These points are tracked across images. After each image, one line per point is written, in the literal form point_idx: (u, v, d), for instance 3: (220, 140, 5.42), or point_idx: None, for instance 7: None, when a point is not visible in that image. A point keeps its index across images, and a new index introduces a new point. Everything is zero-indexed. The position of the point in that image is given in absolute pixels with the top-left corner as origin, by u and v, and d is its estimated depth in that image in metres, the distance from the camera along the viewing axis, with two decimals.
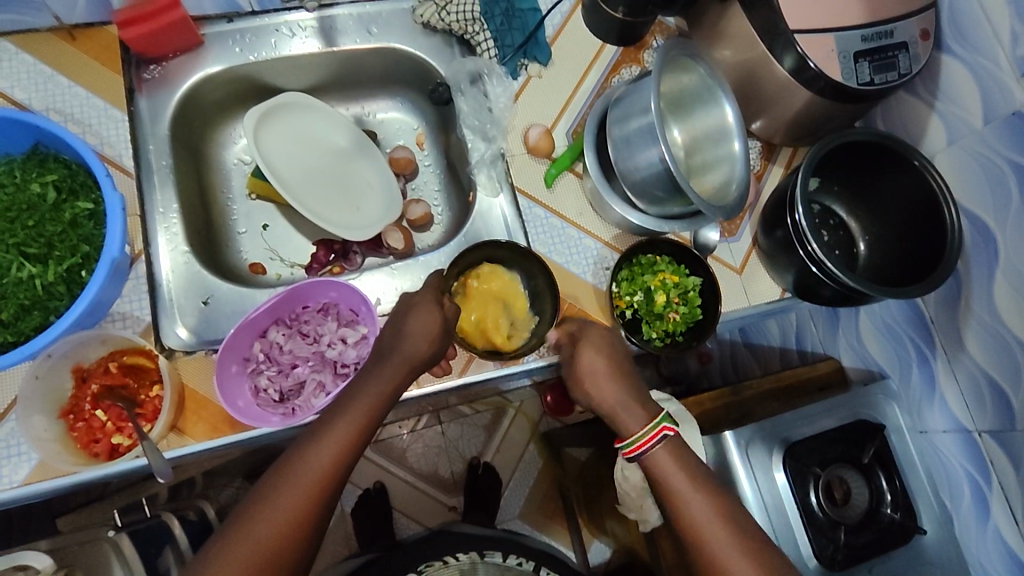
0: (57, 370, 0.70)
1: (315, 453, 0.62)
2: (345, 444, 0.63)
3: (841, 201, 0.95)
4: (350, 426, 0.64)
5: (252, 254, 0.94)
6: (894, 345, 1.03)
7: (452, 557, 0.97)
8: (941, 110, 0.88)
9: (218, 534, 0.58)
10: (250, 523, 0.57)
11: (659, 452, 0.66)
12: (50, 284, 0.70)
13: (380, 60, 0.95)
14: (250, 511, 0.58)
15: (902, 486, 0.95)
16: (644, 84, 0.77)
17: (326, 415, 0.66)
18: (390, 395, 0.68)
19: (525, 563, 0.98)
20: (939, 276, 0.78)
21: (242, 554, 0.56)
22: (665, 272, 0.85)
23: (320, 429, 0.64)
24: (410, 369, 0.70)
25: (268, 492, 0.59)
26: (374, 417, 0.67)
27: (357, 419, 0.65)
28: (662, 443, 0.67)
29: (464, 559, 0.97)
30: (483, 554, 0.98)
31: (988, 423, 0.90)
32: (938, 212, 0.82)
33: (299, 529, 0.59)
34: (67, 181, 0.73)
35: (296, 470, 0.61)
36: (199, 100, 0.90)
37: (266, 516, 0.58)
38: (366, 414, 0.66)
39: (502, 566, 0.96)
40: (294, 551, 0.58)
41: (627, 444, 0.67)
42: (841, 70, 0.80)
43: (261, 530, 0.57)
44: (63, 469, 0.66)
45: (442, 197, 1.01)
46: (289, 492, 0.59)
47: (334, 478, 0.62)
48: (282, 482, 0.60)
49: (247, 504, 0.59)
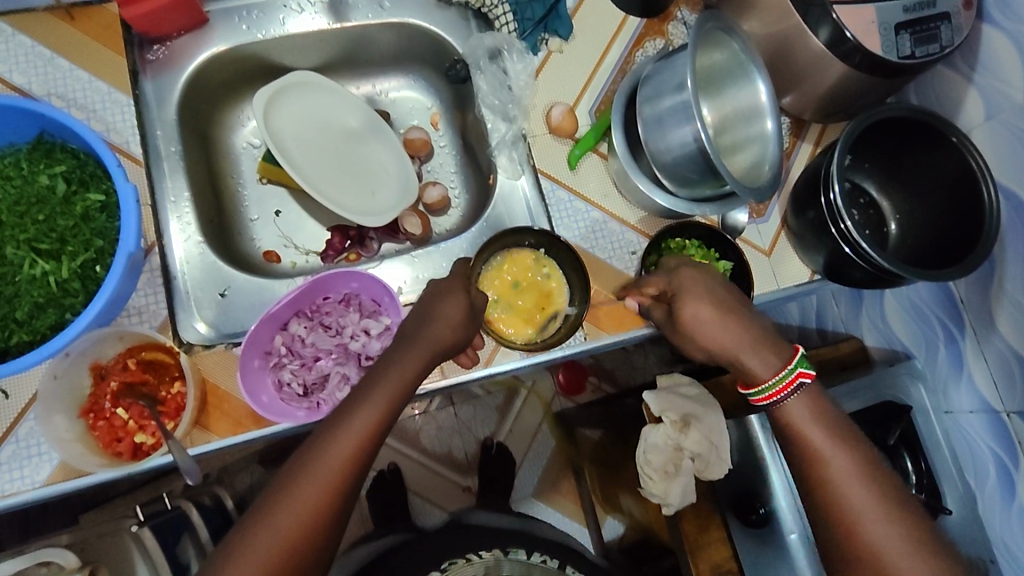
0: (75, 369, 0.68)
1: (331, 449, 0.59)
2: (364, 434, 0.60)
3: (872, 178, 0.92)
4: (368, 416, 0.61)
5: (265, 241, 0.91)
6: (921, 324, 1.01)
7: (475, 554, 0.92)
8: (979, 83, 0.84)
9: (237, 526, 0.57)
10: (268, 514, 0.56)
11: (793, 405, 0.67)
12: (65, 281, 0.67)
13: (392, 36, 0.91)
14: (265, 506, 0.57)
15: (927, 468, 0.95)
16: (676, 60, 0.74)
17: (341, 409, 0.63)
18: (407, 388, 0.65)
19: (550, 560, 0.94)
20: (975, 258, 0.75)
21: (259, 550, 0.55)
22: (693, 257, 0.82)
23: (335, 425, 0.61)
24: (437, 353, 0.68)
25: (285, 487, 0.57)
26: (396, 405, 0.64)
27: (374, 413, 0.62)
28: (796, 393, 0.67)
29: (487, 556, 0.92)
30: (507, 551, 0.93)
31: (1017, 404, 0.88)
32: (976, 191, 0.79)
33: (315, 526, 0.57)
34: (76, 171, 0.69)
35: (312, 464, 0.58)
36: (206, 82, 0.86)
37: (282, 510, 0.56)
38: (383, 408, 0.62)
39: (527, 563, 0.92)
40: (310, 548, 0.56)
41: (760, 391, 0.68)
42: (880, 43, 0.77)
43: (279, 522, 0.56)
44: (86, 469, 0.65)
45: (459, 179, 0.97)
46: (305, 487, 0.57)
47: (353, 470, 0.59)
48: (300, 473, 0.58)
49: (265, 498, 0.58)
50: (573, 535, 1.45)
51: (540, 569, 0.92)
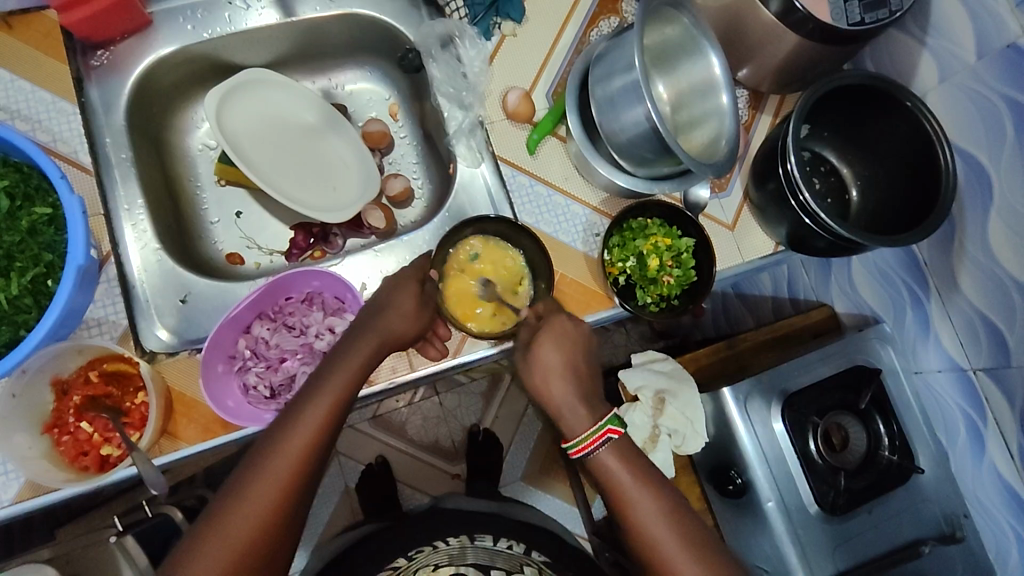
0: (35, 386, 0.68)
1: (287, 444, 0.58)
2: (319, 424, 0.60)
3: (831, 146, 0.93)
4: (324, 406, 0.61)
5: (227, 243, 0.90)
6: (888, 290, 1.02)
7: (442, 541, 0.94)
8: (932, 46, 0.85)
9: (186, 540, 0.55)
10: (226, 516, 0.55)
11: (602, 457, 0.64)
12: (16, 298, 0.66)
13: (343, 27, 0.89)
14: (216, 515, 0.55)
15: (899, 429, 0.96)
16: (626, 39, 0.73)
17: (287, 414, 0.61)
18: (356, 383, 0.65)
19: (515, 546, 0.95)
20: (933, 221, 0.76)
21: (213, 553, 0.54)
22: (657, 235, 0.83)
23: (284, 426, 0.60)
24: (384, 343, 0.68)
25: (235, 495, 0.56)
26: (349, 394, 0.64)
27: (321, 414, 0.61)
28: (606, 447, 0.64)
29: (453, 543, 0.94)
30: (473, 538, 0.95)
31: (983, 361, 0.89)
32: (932, 155, 0.80)
33: (267, 530, 0.56)
34: (20, 185, 0.68)
35: (261, 468, 0.57)
36: (155, 85, 0.84)
37: (235, 518, 0.55)
38: (330, 409, 0.61)
39: (492, 550, 0.93)
40: (270, 544, 0.56)
41: (572, 445, 0.65)
42: (830, 11, 0.76)
43: (237, 522, 0.55)
44: (52, 486, 0.64)
45: (421, 169, 0.96)
46: (256, 493, 0.56)
47: (311, 462, 0.59)
48: (255, 470, 0.57)
49: (216, 508, 0.56)
50: (563, 516, 1.46)
51: (506, 555, 0.93)
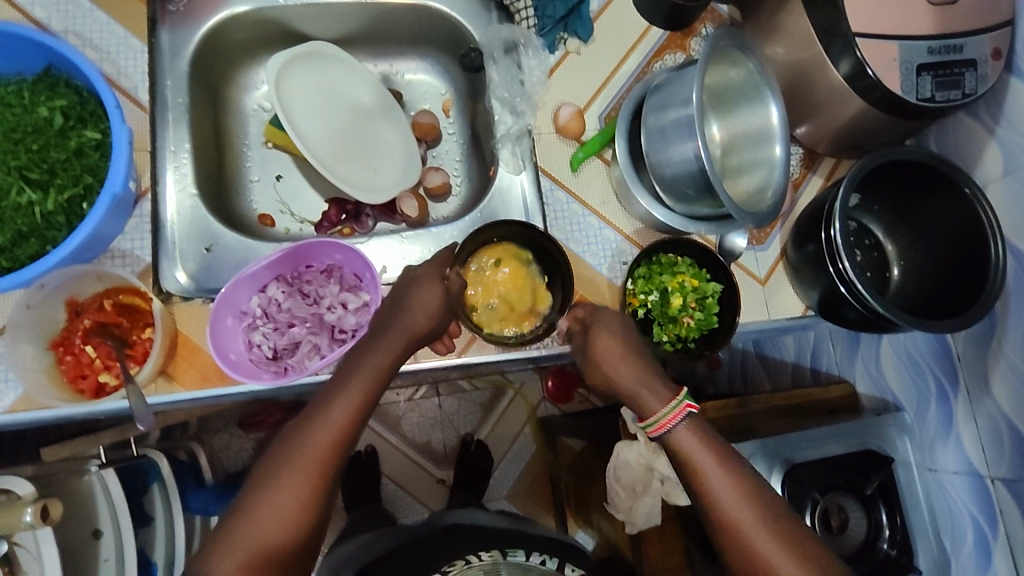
0: (50, 302, 0.69)
1: (313, 439, 0.59)
2: (344, 422, 0.60)
3: (879, 220, 0.90)
4: (347, 402, 0.61)
5: (262, 204, 0.91)
6: (914, 377, 0.98)
7: (475, 557, 0.81)
8: (1001, 136, 0.82)
9: (215, 532, 0.57)
10: (254, 508, 0.56)
11: (679, 435, 0.62)
12: (50, 214, 0.68)
13: (413, 18, 0.91)
14: (233, 522, 0.56)
15: (903, 523, 0.91)
16: (688, 73, 0.72)
17: (300, 423, 0.60)
18: (376, 388, 0.63)
19: (550, 562, 0.83)
20: (975, 313, 0.73)
21: (245, 545, 0.55)
22: (685, 275, 0.80)
23: (309, 422, 0.60)
24: (409, 342, 0.67)
25: (247, 507, 0.56)
26: (374, 391, 0.63)
27: (334, 427, 0.59)
28: (684, 423, 0.63)
29: (485, 559, 0.81)
30: (505, 554, 0.82)
31: (1003, 470, 0.85)
32: (983, 247, 0.77)
33: (297, 525, 0.56)
34: (76, 107, 0.70)
35: (288, 463, 0.58)
36: (225, 39, 0.86)
37: (248, 531, 0.55)
38: (344, 423, 0.60)
39: (524, 565, 0.81)
40: (299, 538, 0.57)
41: (651, 423, 0.64)
42: (900, 82, 0.74)
43: (265, 515, 0.56)
44: (46, 402, 0.66)
45: (463, 168, 0.97)
46: (267, 508, 0.56)
47: (336, 458, 0.59)
48: (282, 464, 0.58)
49: (232, 512, 0.57)
50: None
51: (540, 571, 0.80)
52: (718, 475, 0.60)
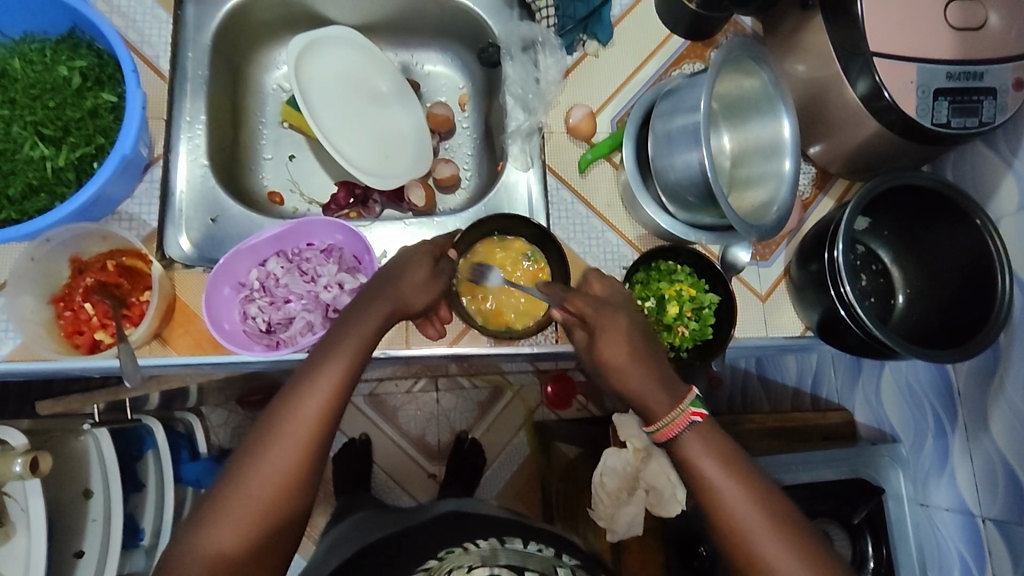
0: (55, 256, 0.71)
1: (299, 408, 0.59)
2: (331, 391, 0.60)
3: (888, 246, 0.89)
4: (334, 372, 0.60)
5: (273, 181, 0.92)
6: (914, 410, 0.96)
7: (473, 543, 0.76)
8: (1018, 169, 0.80)
9: (204, 502, 0.57)
10: (242, 476, 0.56)
11: (685, 441, 0.60)
12: (60, 170, 0.69)
13: (436, 10, 0.92)
14: (222, 491, 0.56)
15: (887, 556, 0.91)
16: (700, 81, 0.72)
17: (285, 394, 0.60)
18: (360, 358, 0.63)
19: (546, 550, 0.78)
20: (974, 347, 0.72)
21: (233, 513, 0.55)
22: (683, 283, 0.80)
23: (296, 391, 0.60)
24: (392, 312, 0.67)
25: (235, 478, 0.56)
26: (361, 361, 0.63)
27: (320, 398, 0.59)
28: (689, 431, 0.60)
29: (483, 546, 0.76)
30: (503, 541, 0.77)
31: (994, 511, 0.83)
32: (991, 279, 0.76)
33: (285, 494, 0.56)
34: (95, 69, 0.72)
35: (276, 432, 0.58)
36: (250, 17, 0.88)
37: (237, 499, 0.55)
38: (329, 394, 0.60)
39: (524, 553, 0.75)
40: (288, 508, 0.57)
41: (658, 429, 0.62)
42: (916, 105, 0.73)
43: (253, 484, 0.56)
44: (42, 354, 0.67)
45: (473, 162, 0.97)
46: (257, 478, 0.56)
47: (323, 428, 0.59)
48: (270, 434, 0.58)
49: (222, 481, 0.57)
50: None
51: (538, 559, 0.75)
52: (725, 481, 0.57)
